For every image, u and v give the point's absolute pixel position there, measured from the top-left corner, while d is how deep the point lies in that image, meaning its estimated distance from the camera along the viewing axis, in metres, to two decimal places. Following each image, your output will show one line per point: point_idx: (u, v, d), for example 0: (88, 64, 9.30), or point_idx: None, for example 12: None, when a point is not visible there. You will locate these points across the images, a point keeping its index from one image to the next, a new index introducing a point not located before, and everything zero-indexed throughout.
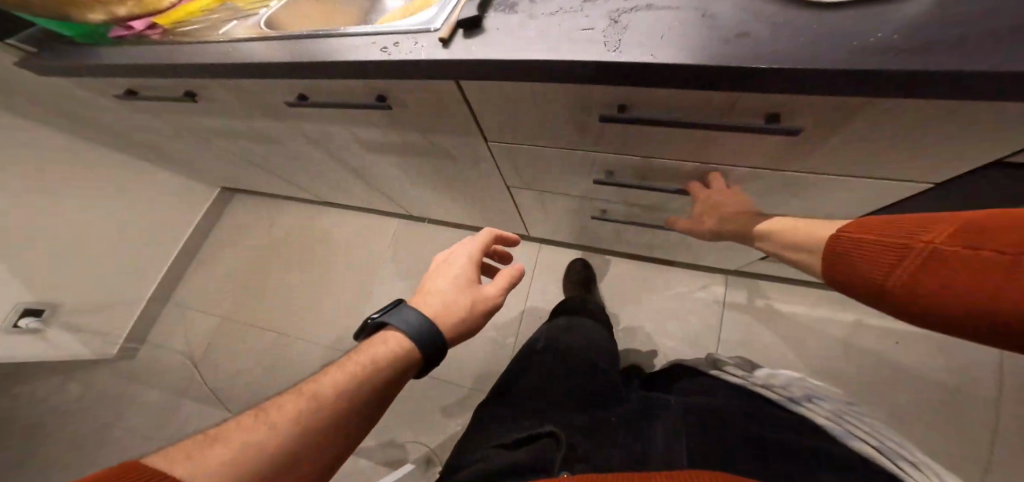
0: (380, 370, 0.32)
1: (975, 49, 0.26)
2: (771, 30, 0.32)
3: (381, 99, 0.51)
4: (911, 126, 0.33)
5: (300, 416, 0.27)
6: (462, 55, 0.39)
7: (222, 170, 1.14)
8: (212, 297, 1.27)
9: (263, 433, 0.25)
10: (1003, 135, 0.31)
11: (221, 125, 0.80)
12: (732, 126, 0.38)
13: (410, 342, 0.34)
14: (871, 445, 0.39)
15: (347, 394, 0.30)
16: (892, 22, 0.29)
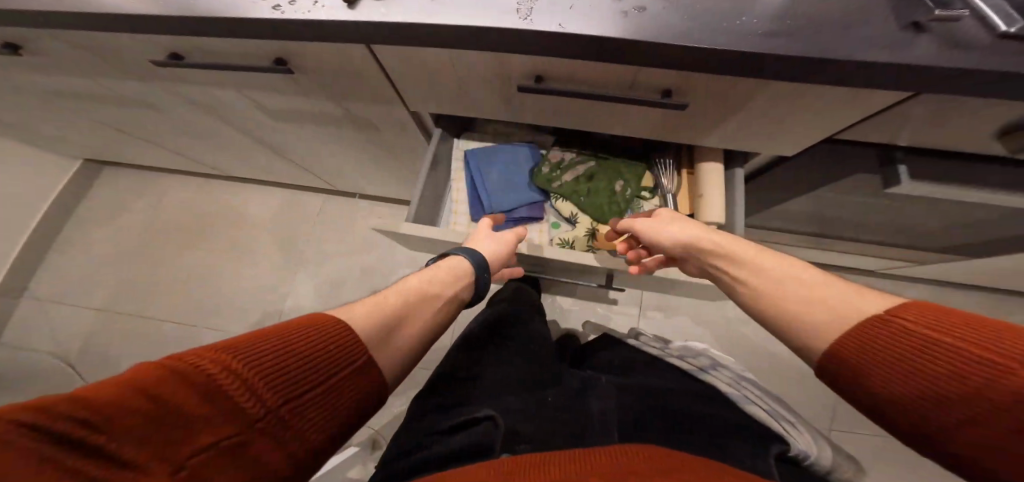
0: (449, 282, 0.43)
1: (807, 39, 0.32)
2: (663, 8, 0.35)
3: (280, 61, 0.46)
4: (767, 104, 0.39)
5: (402, 301, 0.36)
6: (370, 16, 0.37)
7: (81, 140, 0.92)
8: (82, 297, 1.05)
9: (387, 305, 0.34)
10: (829, 116, 0.39)
11: (76, 87, 0.65)
12: (633, 99, 0.42)
13: (470, 265, 0.46)
14: (763, 409, 0.45)
15: (429, 290, 0.39)
16: (757, 9, 0.34)
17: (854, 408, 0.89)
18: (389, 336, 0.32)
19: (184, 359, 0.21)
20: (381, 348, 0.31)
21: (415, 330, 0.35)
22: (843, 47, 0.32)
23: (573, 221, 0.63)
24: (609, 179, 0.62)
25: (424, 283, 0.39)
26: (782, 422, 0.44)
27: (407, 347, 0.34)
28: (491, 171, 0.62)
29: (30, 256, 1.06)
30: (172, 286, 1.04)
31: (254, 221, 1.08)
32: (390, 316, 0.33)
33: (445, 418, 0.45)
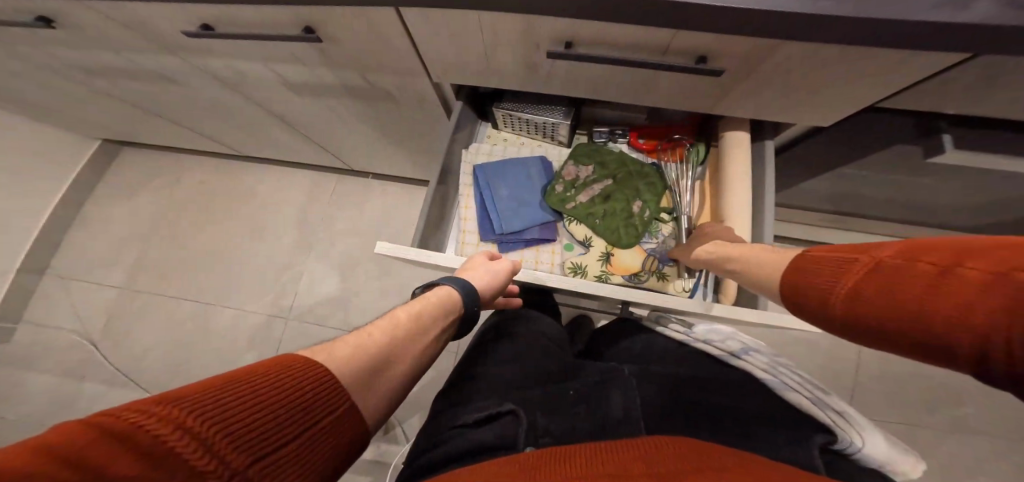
0: (440, 312, 0.41)
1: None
2: None
3: (309, 30, 0.46)
4: (809, 69, 0.38)
5: (387, 336, 0.33)
6: None
7: (98, 117, 0.92)
8: (101, 275, 1.06)
9: (370, 340, 0.32)
10: (874, 81, 0.38)
11: (99, 62, 0.65)
12: (666, 65, 0.41)
13: (462, 295, 0.44)
14: (805, 395, 0.42)
15: (418, 323, 0.37)
16: None
17: (870, 396, 0.88)
18: (373, 376, 0.30)
19: (119, 416, 0.17)
20: (362, 393, 0.28)
21: (402, 370, 0.33)
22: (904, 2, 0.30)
23: (588, 244, 0.62)
24: (626, 199, 0.62)
25: (414, 314, 0.38)
26: (826, 411, 0.40)
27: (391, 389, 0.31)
28: (503, 189, 0.62)
29: (51, 234, 1.08)
30: (189, 269, 1.04)
31: (268, 204, 1.08)
32: (374, 355, 0.31)
33: (468, 408, 0.44)
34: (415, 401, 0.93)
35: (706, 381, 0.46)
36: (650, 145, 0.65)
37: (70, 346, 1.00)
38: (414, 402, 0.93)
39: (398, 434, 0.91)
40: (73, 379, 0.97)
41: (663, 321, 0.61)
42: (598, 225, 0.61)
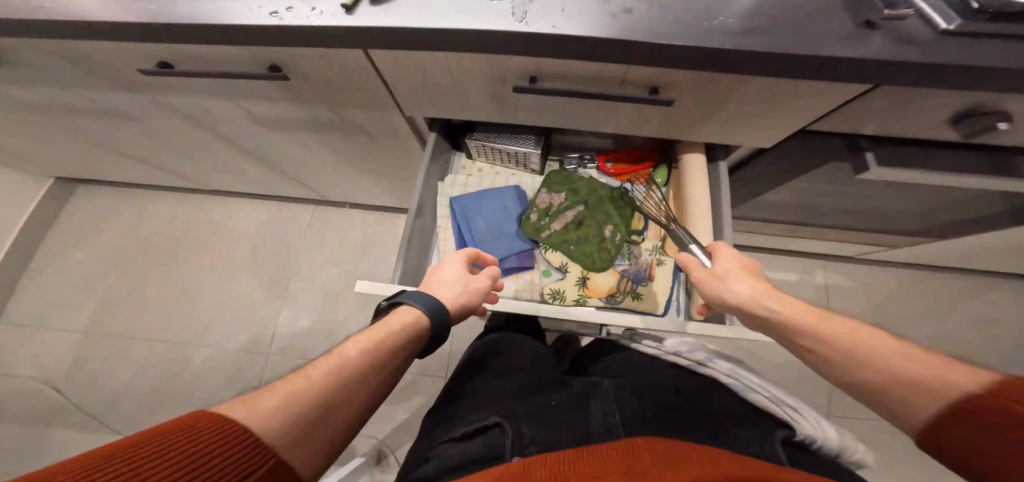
0: (400, 340, 0.36)
1: (780, 37, 0.35)
2: (646, 10, 0.37)
3: (276, 68, 0.46)
4: (746, 98, 0.42)
5: (329, 375, 0.29)
6: (369, 21, 0.38)
7: (50, 155, 0.88)
8: (51, 322, 0.98)
9: (307, 382, 0.28)
10: (804, 108, 0.42)
11: (53, 100, 0.63)
12: (623, 97, 0.44)
13: (427, 316, 0.39)
14: (765, 395, 0.44)
15: (371, 355, 0.33)
16: (729, 11, 0.37)
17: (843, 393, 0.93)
18: (325, 413, 0.28)
19: None
20: (311, 432, 0.27)
21: (360, 404, 0.31)
22: (821, 41, 0.35)
23: (564, 270, 0.63)
24: (598, 224, 0.64)
25: (366, 346, 0.33)
26: (785, 409, 0.42)
27: (347, 423, 0.30)
28: (479, 220, 0.63)
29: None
30: (153, 308, 0.99)
31: (239, 236, 1.05)
32: (327, 391, 0.29)
33: (455, 428, 0.45)
34: (406, 429, 0.92)
35: (679, 389, 0.48)
36: (617, 170, 0.68)
37: (16, 402, 0.91)
38: (404, 431, 0.92)
39: (390, 464, 0.90)
40: (18, 440, 0.88)
41: (638, 338, 0.63)
42: (573, 250, 0.63)
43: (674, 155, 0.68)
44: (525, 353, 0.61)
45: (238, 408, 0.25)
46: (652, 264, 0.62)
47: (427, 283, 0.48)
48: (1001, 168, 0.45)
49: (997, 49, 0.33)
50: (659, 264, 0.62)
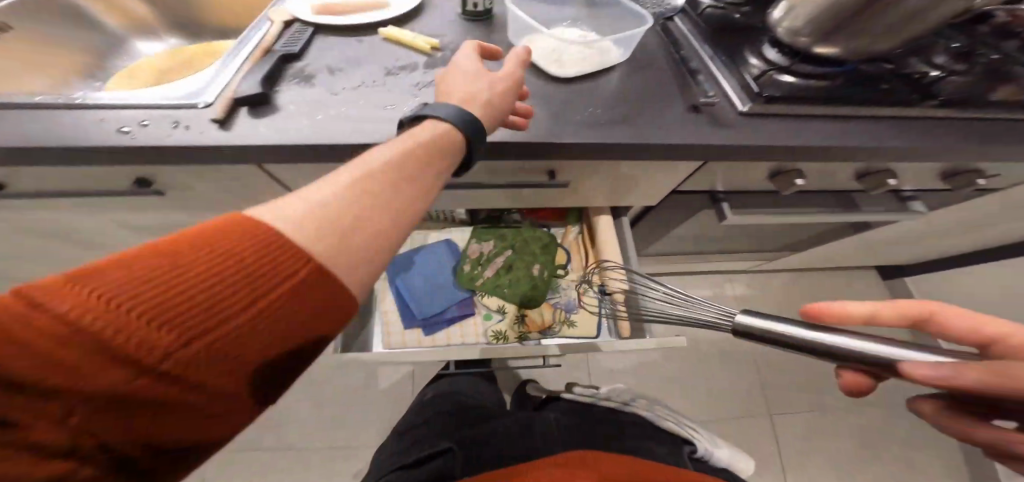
0: (430, 157, 0.32)
1: (620, 131, 0.45)
2: (519, 116, 0.46)
3: (143, 182, 0.48)
4: (618, 174, 0.51)
5: (359, 185, 0.27)
6: (249, 133, 0.43)
7: None
8: None
9: (333, 191, 0.26)
10: (663, 177, 0.52)
11: None
12: (522, 182, 0.51)
13: (455, 130, 0.35)
14: (672, 422, 0.57)
15: (398, 169, 0.29)
16: (581, 110, 0.47)
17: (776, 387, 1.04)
18: (375, 214, 0.26)
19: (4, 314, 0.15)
20: (359, 229, 0.25)
21: (407, 210, 0.29)
22: (656, 124, 0.46)
23: (502, 311, 0.67)
24: (526, 263, 0.68)
25: (393, 160, 0.30)
26: (687, 429, 0.56)
27: (398, 234, 0.27)
28: (416, 279, 0.67)
29: None
30: None
31: None
32: (358, 199, 0.26)
33: (404, 461, 0.51)
34: None
35: (607, 419, 0.57)
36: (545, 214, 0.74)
37: None
38: None
39: None
40: None
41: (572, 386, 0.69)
42: (507, 293, 0.66)
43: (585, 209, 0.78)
44: (479, 399, 0.68)
45: (272, 211, 0.24)
46: (580, 294, 0.67)
47: (441, 81, 0.43)
48: (817, 202, 0.60)
49: (763, 128, 0.48)
50: (585, 292, 0.67)
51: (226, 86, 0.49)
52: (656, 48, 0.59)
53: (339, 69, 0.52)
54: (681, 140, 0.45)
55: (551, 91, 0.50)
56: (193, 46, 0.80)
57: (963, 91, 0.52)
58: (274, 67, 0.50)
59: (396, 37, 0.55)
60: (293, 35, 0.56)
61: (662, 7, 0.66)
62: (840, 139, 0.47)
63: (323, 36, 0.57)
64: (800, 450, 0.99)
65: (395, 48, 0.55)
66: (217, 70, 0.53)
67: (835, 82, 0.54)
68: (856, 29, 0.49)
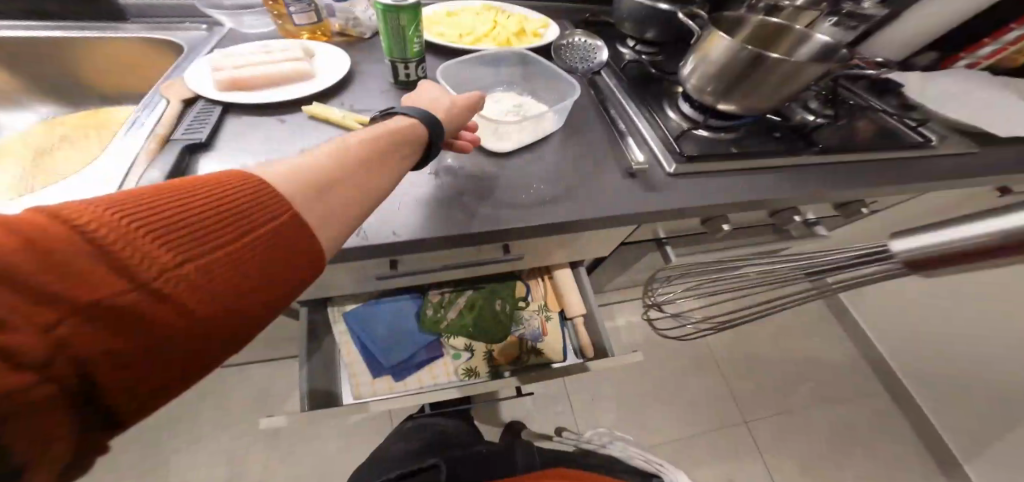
0: (395, 139, 0.37)
1: (559, 208, 0.48)
2: (465, 201, 0.47)
3: None
4: (564, 240, 0.54)
5: (333, 155, 0.31)
6: None
7: None
8: None
9: (311, 160, 0.30)
10: (607, 237, 0.56)
11: None
12: (478, 259, 0.53)
13: (419, 121, 0.41)
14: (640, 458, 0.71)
15: (368, 146, 0.34)
16: (521, 188, 0.49)
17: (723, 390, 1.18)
18: (347, 181, 0.31)
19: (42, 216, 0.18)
20: (334, 192, 0.29)
21: (375, 182, 0.33)
22: (595, 196, 0.49)
23: (470, 349, 0.65)
24: (489, 300, 0.66)
25: (364, 139, 0.35)
26: (654, 464, 0.68)
27: (366, 200, 0.32)
28: (378, 326, 0.63)
29: None
30: None
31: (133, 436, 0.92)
32: (334, 167, 0.31)
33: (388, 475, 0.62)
34: None
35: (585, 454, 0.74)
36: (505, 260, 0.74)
37: None
38: None
39: None
40: None
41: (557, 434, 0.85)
42: (474, 332, 0.64)
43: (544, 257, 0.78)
44: (464, 432, 0.82)
45: (256, 172, 0.27)
46: (543, 323, 0.67)
47: (406, 99, 0.49)
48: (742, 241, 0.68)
49: (687, 188, 0.53)
50: (547, 320, 0.68)
51: (122, 189, 0.43)
52: (587, 108, 0.63)
53: (262, 156, 0.48)
54: (620, 208, 0.49)
55: (493, 169, 0.51)
56: (75, 115, 0.67)
57: (834, 139, 0.62)
58: (179, 163, 0.44)
59: (320, 114, 0.52)
60: (196, 116, 0.50)
61: (587, 63, 0.69)
62: (750, 195, 0.54)
63: (237, 117, 0.52)
64: (751, 441, 1.11)
65: (324, 129, 0.52)
66: (109, 167, 0.46)
67: (738, 137, 0.62)
68: (744, 89, 0.55)
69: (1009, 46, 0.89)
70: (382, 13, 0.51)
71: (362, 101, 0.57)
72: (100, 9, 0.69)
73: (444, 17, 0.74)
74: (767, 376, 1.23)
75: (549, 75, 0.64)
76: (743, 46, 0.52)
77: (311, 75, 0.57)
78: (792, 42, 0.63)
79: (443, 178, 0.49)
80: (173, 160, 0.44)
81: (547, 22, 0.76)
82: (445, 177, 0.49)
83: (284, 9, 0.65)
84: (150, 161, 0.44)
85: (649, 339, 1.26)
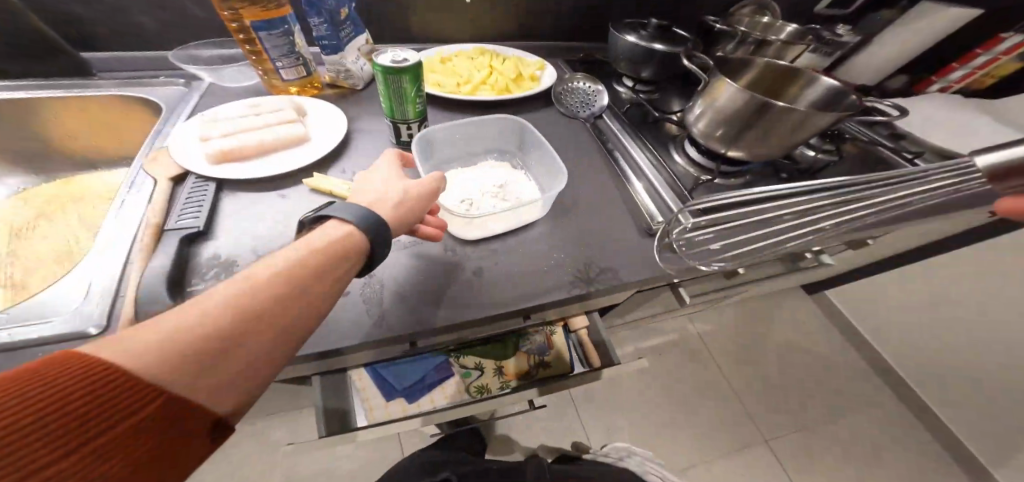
0: (323, 257, 0.34)
1: (584, 277, 0.49)
2: (488, 276, 0.48)
3: None
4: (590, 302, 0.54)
5: (238, 299, 0.29)
6: None
7: None
8: None
9: (209, 310, 0.28)
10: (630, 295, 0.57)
11: None
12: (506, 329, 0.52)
13: (355, 230, 0.37)
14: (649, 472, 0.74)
15: (284, 278, 0.32)
16: (544, 259, 0.51)
17: (733, 410, 1.20)
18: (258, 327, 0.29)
19: None
20: (241, 348, 0.28)
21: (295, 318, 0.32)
22: (612, 261, 0.51)
23: (479, 368, 0.58)
24: None
25: (280, 267, 0.32)
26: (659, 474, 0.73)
27: (279, 346, 0.30)
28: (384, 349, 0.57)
29: None
30: None
31: None
32: (243, 312, 0.29)
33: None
34: None
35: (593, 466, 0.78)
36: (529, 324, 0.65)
37: None
38: None
39: None
40: None
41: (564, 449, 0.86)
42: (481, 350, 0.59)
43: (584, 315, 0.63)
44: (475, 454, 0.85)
45: (147, 332, 0.25)
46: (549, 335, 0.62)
47: (356, 187, 0.45)
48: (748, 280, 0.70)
49: (708, 242, 0.53)
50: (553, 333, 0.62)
51: (116, 291, 0.40)
52: (594, 159, 0.64)
53: (267, 241, 0.47)
54: (638, 272, 0.50)
55: (510, 240, 0.52)
56: (45, 184, 0.63)
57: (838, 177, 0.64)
58: (178, 258, 0.42)
59: (323, 187, 0.51)
60: (190, 196, 0.48)
61: (589, 108, 0.71)
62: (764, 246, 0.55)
63: (233, 194, 0.50)
64: (772, 461, 1.12)
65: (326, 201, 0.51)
66: (93, 258, 0.43)
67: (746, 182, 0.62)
68: (748, 138, 0.56)
69: (976, 70, 0.92)
70: (380, 75, 0.49)
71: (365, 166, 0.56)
72: (62, 65, 0.63)
73: (438, 64, 0.72)
74: (774, 390, 1.25)
75: (535, 142, 0.62)
76: (751, 94, 0.52)
77: (305, 139, 0.56)
78: (800, 87, 0.66)
79: (461, 254, 0.50)
80: (172, 255, 0.42)
81: (544, 64, 0.76)
82: (464, 252, 0.50)
83: (269, 63, 0.60)
84: (145, 256, 0.41)
85: (655, 363, 1.28)
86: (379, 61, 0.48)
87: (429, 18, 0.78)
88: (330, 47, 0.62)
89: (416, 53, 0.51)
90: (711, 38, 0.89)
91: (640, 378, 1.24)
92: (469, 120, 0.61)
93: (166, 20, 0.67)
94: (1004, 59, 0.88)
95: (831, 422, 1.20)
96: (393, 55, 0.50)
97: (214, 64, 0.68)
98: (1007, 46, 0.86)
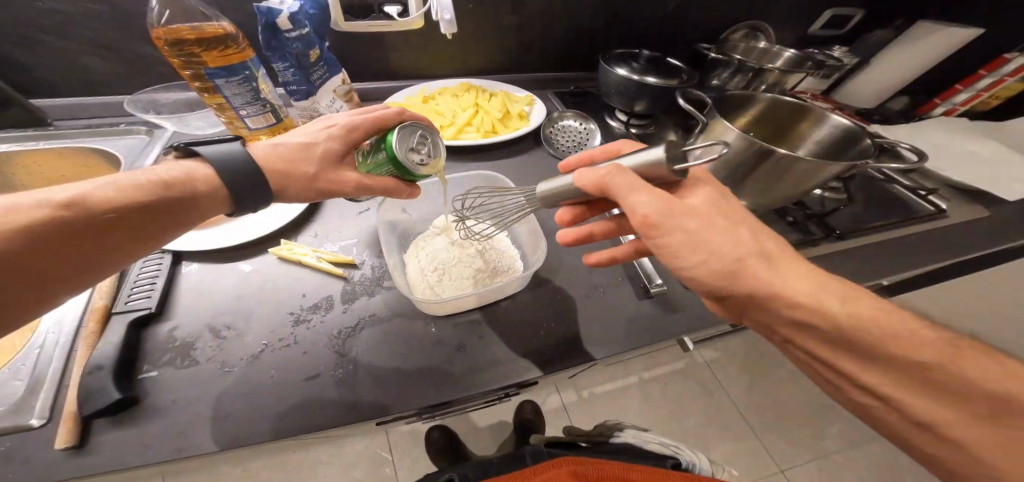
0: (176, 194, 0.35)
1: (588, 342, 0.45)
2: (482, 343, 0.45)
3: None
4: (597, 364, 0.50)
5: (68, 223, 0.30)
6: (125, 459, 0.33)
7: None
8: None
9: (47, 222, 0.29)
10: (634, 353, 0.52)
11: None
12: (494, 398, 0.47)
13: (218, 179, 0.37)
14: (655, 441, 0.62)
15: (123, 207, 0.32)
16: (544, 324, 0.47)
17: (745, 437, 1.15)
18: (74, 255, 0.30)
19: None
20: (83, 249, 0.31)
21: (140, 239, 0.33)
22: (607, 327, 0.47)
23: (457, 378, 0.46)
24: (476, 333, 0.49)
25: (122, 192, 0.33)
26: (670, 447, 0.60)
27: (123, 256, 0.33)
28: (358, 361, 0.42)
29: None
30: None
31: None
32: (74, 228, 0.30)
33: None
34: None
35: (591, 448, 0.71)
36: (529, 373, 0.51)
37: None
38: None
39: None
40: None
41: (572, 429, 0.78)
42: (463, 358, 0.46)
43: (642, 334, 0.47)
44: None
45: None
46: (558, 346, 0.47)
47: (309, 126, 0.44)
48: None
49: None
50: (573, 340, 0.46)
51: (60, 383, 0.37)
52: None
53: (226, 321, 0.44)
54: (637, 339, 0.46)
55: (496, 306, 0.48)
56: None
57: (844, 223, 0.62)
58: (128, 344, 0.38)
59: (292, 257, 0.49)
60: (145, 274, 0.45)
61: (580, 148, 0.68)
62: None
63: (192, 265, 0.48)
64: None
65: (295, 271, 0.49)
66: (31, 348, 0.40)
67: None
68: (748, 189, 0.53)
69: (981, 93, 0.87)
70: (386, 159, 0.40)
71: (338, 230, 0.54)
72: (13, 117, 0.58)
73: (420, 103, 0.69)
74: (787, 413, 1.20)
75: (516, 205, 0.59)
76: (752, 140, 0.47)
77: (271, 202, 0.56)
78: (811, 124, 0.63)
79: (442, 325, 0.46)
80: (122, 341, 0.38)
81: (532, 99, 0.73)
82: (448, 323, 0.46)
83: (231, 111, 0.54)
84: (90, 345, 0.38)
85: (661, 393, 1.21)
86: (397, 149, 0.38)
87: (407, 51, 0.74)
88: (300, 92, 0.57)
89: (442, 162, 0.43)
90: (706, 65, 0.85)
91: (648, 409, 1.18)
92: (451, 178, 0.59)
93: (124, 63, 0.64)
94: (1008, 81, 0.84)
95: (850, 448, 1.15)
96: (415, 143, 0.40)
97: (179, 112, 0.64)
98: (1011, 68, 0.82)
